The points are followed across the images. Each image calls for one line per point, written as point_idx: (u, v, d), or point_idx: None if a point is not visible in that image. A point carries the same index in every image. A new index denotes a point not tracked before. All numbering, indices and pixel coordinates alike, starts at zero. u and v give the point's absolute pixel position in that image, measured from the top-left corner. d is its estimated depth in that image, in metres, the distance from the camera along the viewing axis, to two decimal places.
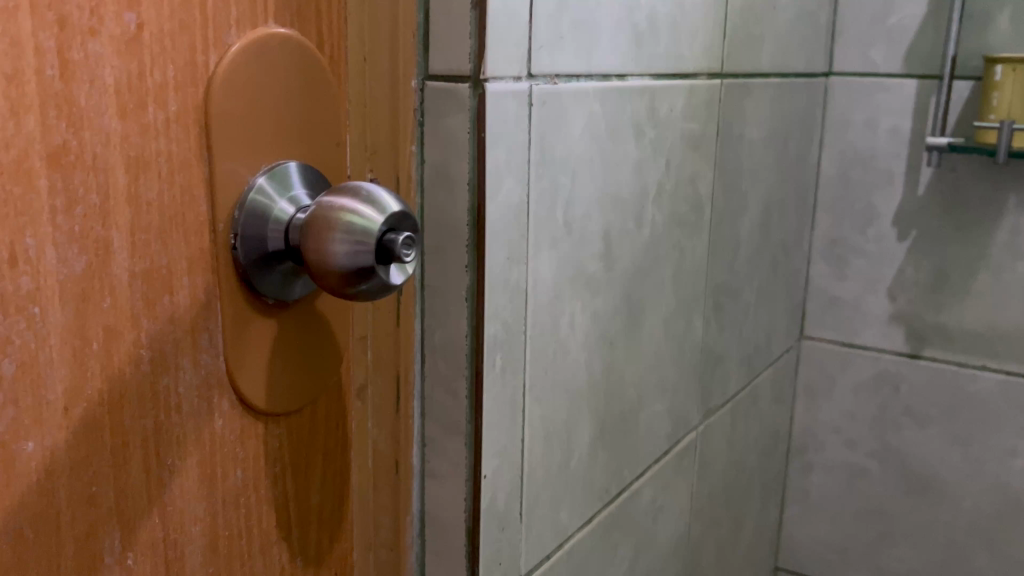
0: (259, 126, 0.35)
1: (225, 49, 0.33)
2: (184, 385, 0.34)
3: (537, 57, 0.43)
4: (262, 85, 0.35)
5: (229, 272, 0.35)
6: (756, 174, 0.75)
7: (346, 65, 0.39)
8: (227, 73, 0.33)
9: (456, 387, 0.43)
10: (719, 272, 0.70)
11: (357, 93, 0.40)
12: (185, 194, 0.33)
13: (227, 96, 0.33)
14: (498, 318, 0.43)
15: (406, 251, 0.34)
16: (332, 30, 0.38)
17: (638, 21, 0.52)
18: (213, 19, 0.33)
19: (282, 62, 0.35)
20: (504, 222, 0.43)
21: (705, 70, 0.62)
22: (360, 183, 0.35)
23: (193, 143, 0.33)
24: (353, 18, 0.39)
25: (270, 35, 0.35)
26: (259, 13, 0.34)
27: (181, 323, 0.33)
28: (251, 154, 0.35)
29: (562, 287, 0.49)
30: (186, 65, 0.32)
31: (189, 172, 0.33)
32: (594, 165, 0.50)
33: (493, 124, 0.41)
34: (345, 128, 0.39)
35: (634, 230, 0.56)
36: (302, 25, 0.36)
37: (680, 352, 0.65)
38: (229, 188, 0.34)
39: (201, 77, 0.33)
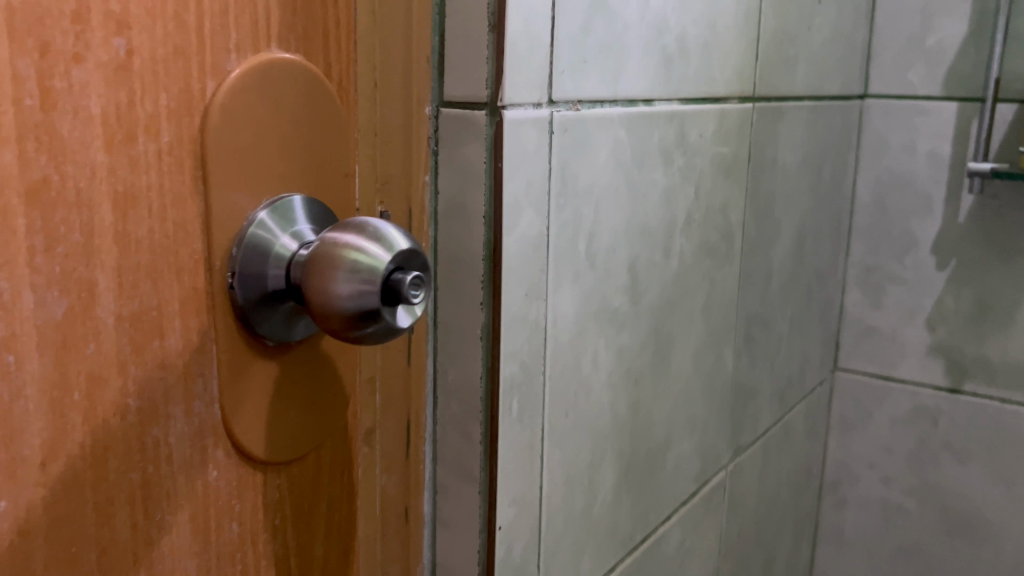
0: (261, 157, 0.33)
1: (224, 76, 0.31)
2: (175, 434, 0.31)
3: (559, 82, 0.41)
4: (263, 114, 0.33)
5: (226, 313, 0.32)
6: (790, 200, 0.72)
7: (355, 90, 0.37)
8: (226, 100, 0.31)
9: (469, 431, 0.41)
10: (751, 302, 0.67)
11: (368, 121, 0.37)
12: (178, 231, 0.31)
13: (226, 126, 0.31)
14: (516, 358, 0.41)
15: (414, 292, 0.32)
16: (341, 53, 0.36)
17: (668, 43, 0.49)
18: (211, 44, 0.31)
19: (286, 89, 0.33)
20: (523, 256, 0.40)
21: (737, 94, 0.59)
22: (370, 217, 0.33)
23: (187, 177, 0.30)
24: (365, 42, 0.37)
25: (273, 61, 0.33)
26: (261, 36, 0.32)
27: (173, 369, 0.31)
28: (251, 188, 0.33)
29: (586, 324, 0.46)
30: (181, 93, 0.30)
31: (183, 208, 0.31)
32: (620, 195, 0.47)
33: (511, 153, 0.38)
34: (355, 158, 0.37)
35: (662, 261, 0.53)
36: (308, 48, 0.34)
37: (709, 387, 0.62)
38: (228, 223, 0.32)
39: (197, 106, 0.30)
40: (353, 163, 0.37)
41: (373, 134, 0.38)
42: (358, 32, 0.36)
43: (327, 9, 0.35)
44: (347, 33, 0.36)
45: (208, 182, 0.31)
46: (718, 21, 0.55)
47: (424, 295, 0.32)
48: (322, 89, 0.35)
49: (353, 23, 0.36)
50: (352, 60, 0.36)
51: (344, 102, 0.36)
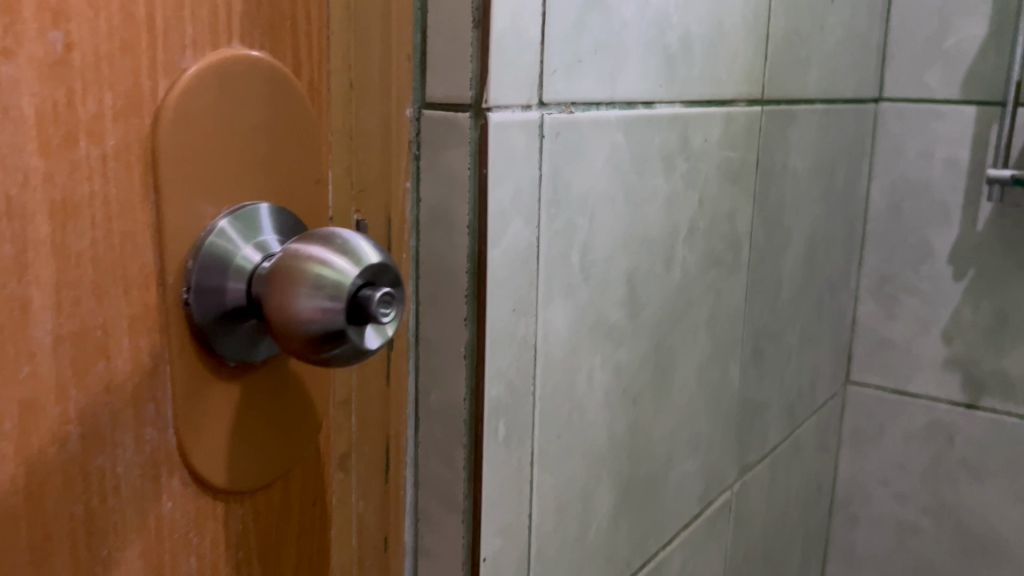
0: (221, 163, 0.30)
1: (179, 74, 0.29)
2: (124, 464, 0.29)
3: (551, 83, 0.38)
4: (224, 115, 0.30)
5: (181, 331, 0.30)
6: (801, 207, 0.69)
7: (328, 91, 0.34)
8: (181, 101, 0.29)
9: (453, 455, 0.38)
10: (759, 315, 0.64)
11: (342, 123, 0.35)
12: (127, 243, 0.28)
13: (181, 129, 0.29)
14: (502, 378, 0.38)
15: (383, 310, 0.29)
16: (313, 51, 0.33)
17: (670, 42, 0.46)
18: (164, 39, 0.28)
19: (249, 88, 0.31)
20: (510, 269, 0.37)
21: (745, 96, 0.56)
22: (339, 228, 0.30)
23: (137, 184, 0.28)
24: (339, 39, 0.34)
25: (234, 58, 0.30)
26: (221, 31, 0.30)
27: (121, 393, 0.28)
28: (210, 196, 0.30)
29: (580, 340, 0.43)
30: (129, 92, 0.27)
31: (131, 218, 0.28)
32: (618, 204, 0.44)
33: (497, 159, 0.36)
34: (327, 163, 0.35)
35: (664, 273, 0.50)
36: (274, 45, 0.32)
37: (714, 404, 0.59)
38: (183, 234, 0.29)
39: (147, 107, 0.28)
40: (326, 169, 0.34)
41: (348, 138, 0.35)
42: (331, 28, 0.34)
43: (296, 3, 0.32)
44: (319, 29, 0.33)
45: (160, 190, 0.29)
46: (725, 20, 0.52)
47: (394, 314, 0.30)
48: (290, 89, 0.32)
49: (325, 18, 0.33)
50: (325, 58, 0.34)
51: (315, 103, 0.34)
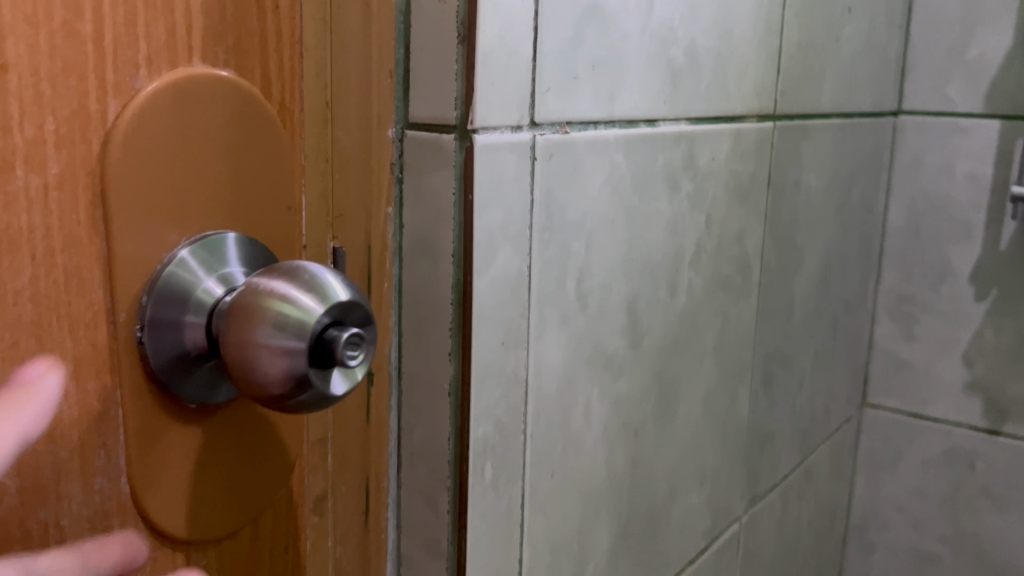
0: (180, 190, 0.28)
1: (131, 95, 0.26)
2: (69, 517, 0.27)
3: (543, 101, 0.35)
4: (183, 139, 0.28)
5: (134, 373, 0.28)
6: (815, 225, 0.66)
7: (300, 111, 0.32)
8: (134, 124, 0.26)
9: (436, 498, 0.36)
10: (770, 338, 0.61)
11: (317, 145, 0.33)
12: (72, 278, 0.26)
13: (135, 155, 0.27)
14: (490, 416, 0.35)
15: (350, 353, 0.27)
16: (283, 68, 0.31)
17: (674, 55, 0.44)
18: (114, 58, 0.26)
19: (211, 110, 0.29)
20: (499, 301, 0.35)
21: (755, 111, 0.54)
22: (307, 261, 0.28)
23: (83, 215, 0.26)
24: (312, 56, 0.32)
25: (195, 77, 0.28)
26: (179, 48, 0.28)
27: (66, 441, 0.26)
28: (169, 226, 0.28)
29: (577, 373, 0.40)
30: (73, 115, 0.25)
31: (77, 251, 0.26)
32: (618, 227, 0.42)
33: (484, 183, 0.33)
34: (301, 188, 0.32)
35: (667, 299, 0.47)
36: (240, 62, 0.29)
37: (722, 434, 0.56)
38: (136, 268, 0.27)
39: (95, 132, 0.26)
40: (299, 194, 0.32)
41: (323, 160, 0.33)
42: (304, 44, 0.31)
43: (265, 17, 0.30)
44: (290, 45, 0.31)
45: (110, 220, 0.26)
46: (734, 32, 0.49)
47: (364, 356, 0.28)
48: (259, 110, 0.30)
49: (297, 33, 0.31)
50: (296, 76, 0.31)
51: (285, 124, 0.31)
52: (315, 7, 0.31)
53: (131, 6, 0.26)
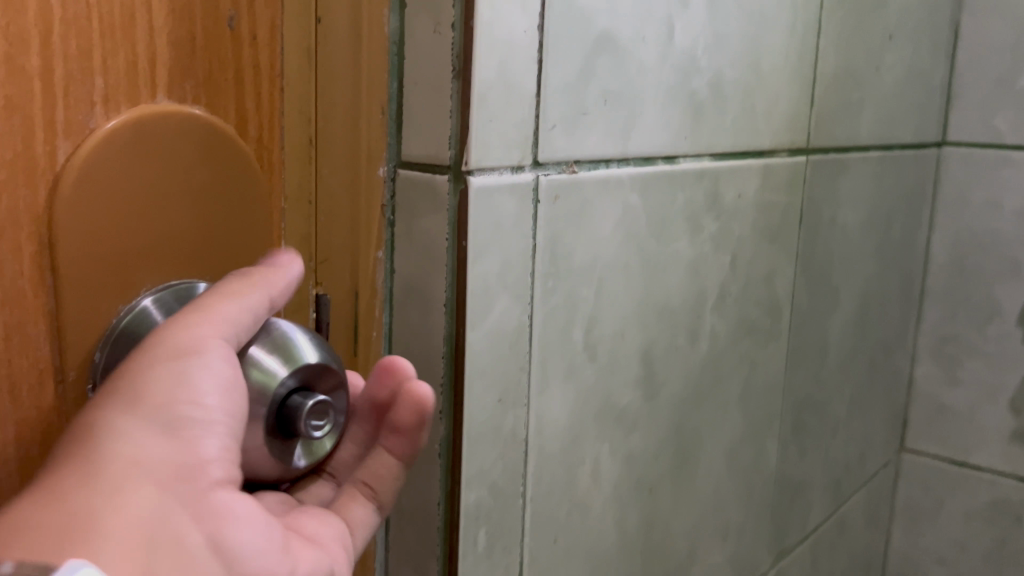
0: (140, 239, 0.26)
1: (85, 134, 0.24)
2: None
3: (548, 140, 0.33)
4: (143, 183, 0.26)
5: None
6: (852, 264, 0.62)
7: (281, 149, 0.30)
8: (88, 168, 0.24)
9: (426, 567, 0.33)
10: (802, 384, 0.58)
11: (299, 185, 0.31)
12: (14, 335, 0.24)
13: (91, 200, 0.25)
14: (484, 480, 0.33)
15: (316, 425, 0.25)
16: (262, 103, 0.29)
17: (697, 87, 0.41)
18: (65, 94, 0.24)
19: (175, 149, 0.27)
20: (495, 354, 0.32)
21: (787, 145, 0.50)
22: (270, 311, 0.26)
23: (26, 265, 0.24)
24: (297, 90, 0.30)
25: (159, 114, 0.26)
26: (141, 84, 0.25)
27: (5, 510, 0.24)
28: (129, 275, 0.26)
29: (585, 429, 0.37)
30: (16, 158, 0.23)
31: (20, 306, 0.24)
32: (633, 272, 0.39)
33: (479, 228, 0.30)
34: (279, 231, 0.30)
35: (687, 347, 0.44)
36: (211, 97, 0.27)
37: (747, 487, 0.53)
38: (86, 325, 0.25)
39: (42, 174, 0.24)
40: (277, 238, 0.30)
41: (307, 203, 0.31)
42: (286, 78, 0.29)
43: (242, 49, 0.28)
44: (270, 79, 0.29)
45: (58, 272, 0.24)
46: (764, 62, 0.46)
47: (331, 426, 0.25)
48: (232, 148, 0.28)
49: (279, 66, 0.29)
50: (278, 113, 0.29)
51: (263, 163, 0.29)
52: (299, 37, 0.29)
53: (86, 38, 0.24)
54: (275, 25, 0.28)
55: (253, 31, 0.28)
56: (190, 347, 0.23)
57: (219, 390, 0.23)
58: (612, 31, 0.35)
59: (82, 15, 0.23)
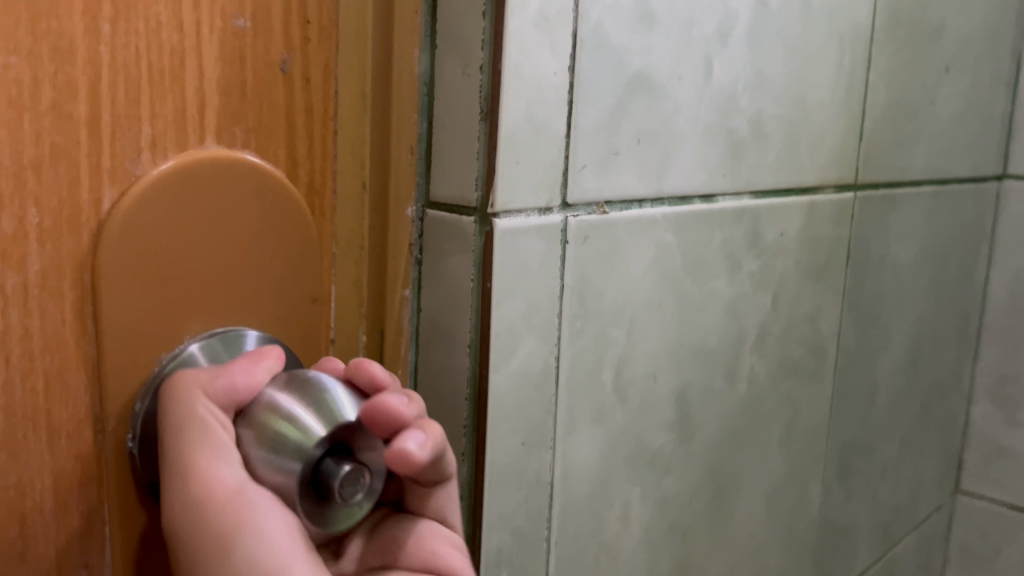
0: (186, 285, 0.27)
1: (131, 181, 0.25)
2: None
3: (578, 181, 0.32)
4: (189, 233, 0.26)
5: (123, 487, 0.26)
6: (904, 302, 0.60)
7: (334, 192, 0.31)
8: (132, 216, 0.25)
9: None
10: (849, 426, 0.56)
11: (351, 232, 0.31)
12: (55, 383, 0.25)
13: (136, 254, 0.25)
14: (506, 524, 0.32)
15: (345, 493, 0.24)
16: (312, 148, 0.30)
17: (736, 125, 0.40)
18: (112, 143, 0.24)
19: (220, 200, 0.27)
20: (520, 397, 0.32)
21: (833, 181, 0.49)
22: (262, 378, 0.25)
23: (68, 310, 0.25)
24: (351, 134, 0.31)
25: (205, 165, 0.26)
26: (189, 130, 0.26)
27: (41, 558, 0.25)
28: (176, 322, 0.27)
29: (614, 473, 0.37)
30: (61, 206, 0.24)
31: (61, 352, 0.25)
32: (667, 313, 0.38)
33: (504, 270, 0.30)
34: (328, 277, 0.31)
35: (725, 388, 0.43)
36: (261, 141, 0.28)
37: (788, 531, 0.51)
38: (127, 372, 0.26)
39: (88, 220, 0.24)
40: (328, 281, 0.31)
41: (360, 246, 0.32)
42: (339, 122, 0.30)
43: (292, 93, 0.29)
44: (323, 122, 0.30)
45: (101, 317, 0.25)
46: (809, 98, 0.45)
47: (364, 497, 0.25)
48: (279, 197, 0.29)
49: (333, 110, 0.30)
50: (331, 156, 0.30)
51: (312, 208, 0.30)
52: (354, 84, 0.30)
53: (134, 83, 0.25)
54: (328, 70, 0.29)
55: (306, 75, 0.29)
56: (232, 503, 0.24)
57: (288, 540, 0.24)
58: (647, 71, 0.34)
59: (132, 62, 0.24)
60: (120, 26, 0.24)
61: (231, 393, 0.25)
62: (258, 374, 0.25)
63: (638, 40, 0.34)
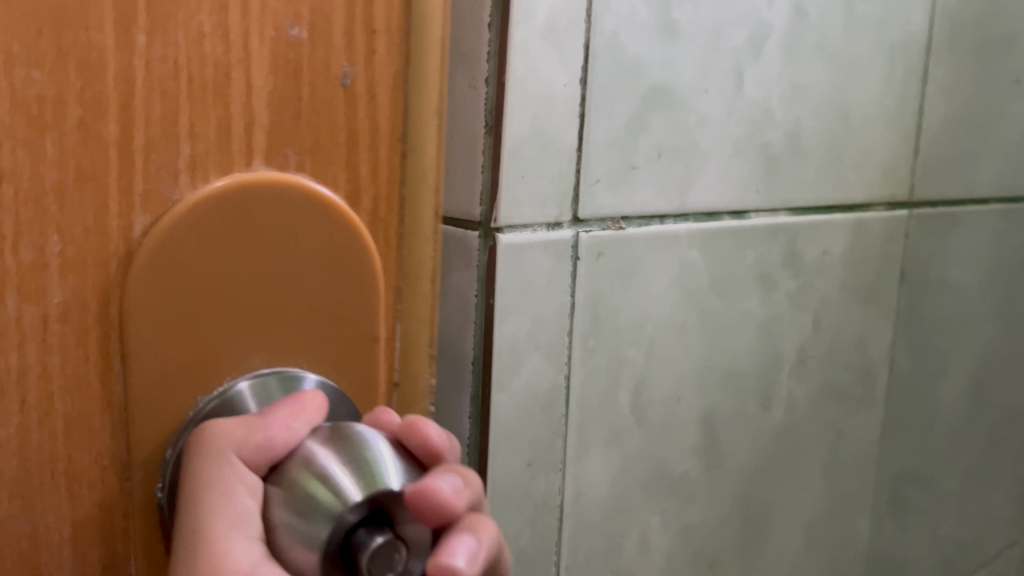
0: (224, 324, 0.24)
1: (166, 207, 0.23)
2: None
3: (590, 196, 0.31)
4: (229, 266, 0.24)
5: (150, 540, 0.24)
6: (968, 326, 0.57)
7: (400, 221, 0.28)
8: (164, 248, 0.23)
9: None
10: (904, 455, 0.53)
11: (416, 266, 0.29)
12: (76, 429, 0.22)
13: (168, 287, 0.23)
14: (509, 547, 0.31)
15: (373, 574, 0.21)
16: (377, 171, 0.27)
17: (771, 139, 0.39)
18: (145, 165, 0.22)
19: (267, 228, 0.25)
20: (524, 417, 0.31)
21: (883, 199, 0.47)
22: (300, 433, 0.24)
23: (91, 350, 0.22)
24: (424, 158, 0.28)
25: (252, 188, 0.24)
26: (234, 152, 0.24)
27: None
28: (219, 360, 0.24)
29: (630, 497, 0.36)
30: (87, 235, 0.22)
31: (80, 396, 0.22)
32: (691, 333, 0.37)
33: (509, 286, 0.30)
34: (389, 315, 0.29)
35: (758, 414, 0.41)
36: (318, 164, 0.25)
37: (831, 565, 0.49)
38: (156, 419, 0.24)
39: (116, 250, 0.22)
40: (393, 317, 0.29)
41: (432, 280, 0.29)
42: (409, 143, 0.27)
43: (354, 110, 0.26)
44: (390, 144, 0.27)
45: (129, 358, 0.23)
46: (854, 111, 0.43)
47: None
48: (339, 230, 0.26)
49: (401, 130, 0.27)
50: (399, 181, 0.28)
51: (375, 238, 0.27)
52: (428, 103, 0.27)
53: (168, 97, 0.22)
54: (396, 87, 0.27)
55: (371, 91, 0.26)
56: None
57: None
58: (667, 83, 0.33)
59: (169, 76, 0.22)
60: (157, 37, 0.22)
61: (265, 449, 0.23)
62: (296, 430, 0.24)
63: (657, 51, 0.33)
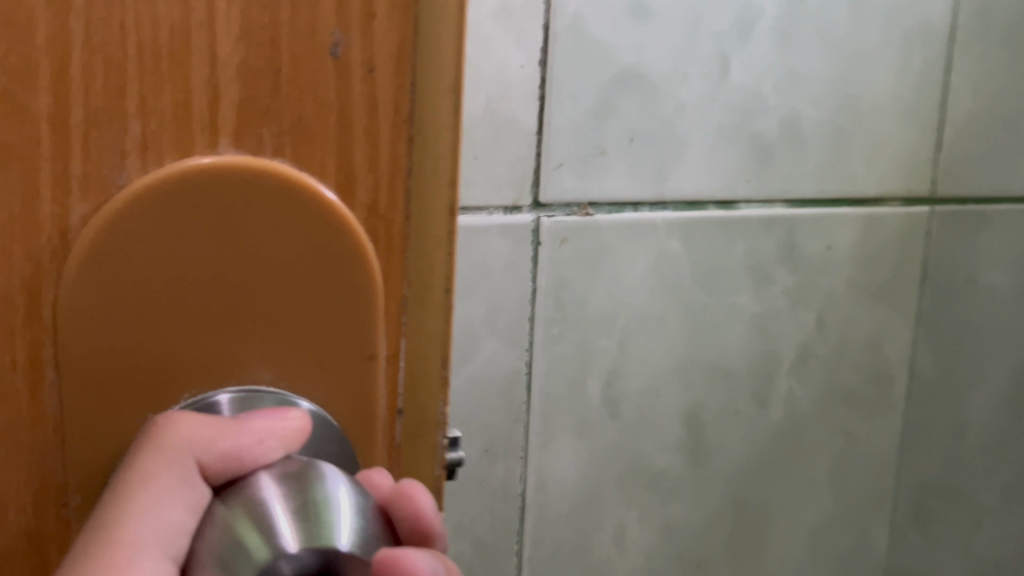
0: (155, 360, 0.17)
1: (109, 193, 0.16)
2: None
3: (553, 180, 0.31)
4: (177, 278, 0.17)
5: None
6: None
7: (405, 219, 0.19)
8: (97, 247, 0.16)
9: None
10: (931, 466, 0.50)
11: (419, 284, 0.19)
12: None
13: (145, 306, 0.17)
14: (463, 533, 0.31)
15: None
16: (376, 159, 0.18)
17: (763, 128, 0.38)
18: (90, 153, 0.16)
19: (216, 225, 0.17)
20: (480, 402, 0.30)
21: (899, 194, 0.45)
22: (271, 455, 0.17)
23: (19, 386, 0.16)
24: (436, 144, 0.19)
25: (211, 173, 0.17)
26: (194, 129, 0.16)
27: None
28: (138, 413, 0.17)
29: (602, 491, 0.35)
30: (7, 221, 0.15)
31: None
32: (671, 326, 0.36)
33: (462, 269, 0.29)
34: (388, 361, 0.20)
35: (752, 413, 0.40)
36: (301, 150, 0.17)
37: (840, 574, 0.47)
38: (92, 467, 0.17)
39: (41, 250, 0.16)
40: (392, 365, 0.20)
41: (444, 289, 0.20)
42: (416, 125, 0.18)
43: (347, 90, 0.17)
44: (393, 126, 0.18)
45: (65, 400, 0.16)
46: (863, 101, 0.42)
47: None
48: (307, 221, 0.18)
49: (407, 110, 0.18)
50: (405, 172, 0.19)
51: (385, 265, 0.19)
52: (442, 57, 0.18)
53: (119, 63, 0.15)
54: (402, 56, 0.18)
55: (369, 64, 0.17)
56: None
57: None
58: (639, 67, 0.33)
59: (116, 41, 0.15)
60: None
61: (233, 460, 0.17)
62: (262, 448, 0.17)
63: (627, 35, 0.32)
